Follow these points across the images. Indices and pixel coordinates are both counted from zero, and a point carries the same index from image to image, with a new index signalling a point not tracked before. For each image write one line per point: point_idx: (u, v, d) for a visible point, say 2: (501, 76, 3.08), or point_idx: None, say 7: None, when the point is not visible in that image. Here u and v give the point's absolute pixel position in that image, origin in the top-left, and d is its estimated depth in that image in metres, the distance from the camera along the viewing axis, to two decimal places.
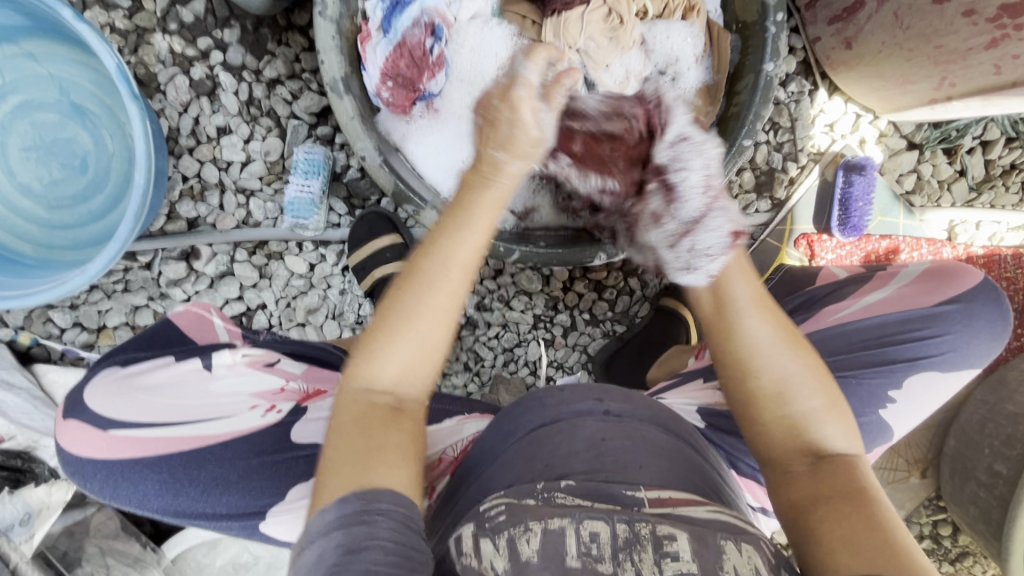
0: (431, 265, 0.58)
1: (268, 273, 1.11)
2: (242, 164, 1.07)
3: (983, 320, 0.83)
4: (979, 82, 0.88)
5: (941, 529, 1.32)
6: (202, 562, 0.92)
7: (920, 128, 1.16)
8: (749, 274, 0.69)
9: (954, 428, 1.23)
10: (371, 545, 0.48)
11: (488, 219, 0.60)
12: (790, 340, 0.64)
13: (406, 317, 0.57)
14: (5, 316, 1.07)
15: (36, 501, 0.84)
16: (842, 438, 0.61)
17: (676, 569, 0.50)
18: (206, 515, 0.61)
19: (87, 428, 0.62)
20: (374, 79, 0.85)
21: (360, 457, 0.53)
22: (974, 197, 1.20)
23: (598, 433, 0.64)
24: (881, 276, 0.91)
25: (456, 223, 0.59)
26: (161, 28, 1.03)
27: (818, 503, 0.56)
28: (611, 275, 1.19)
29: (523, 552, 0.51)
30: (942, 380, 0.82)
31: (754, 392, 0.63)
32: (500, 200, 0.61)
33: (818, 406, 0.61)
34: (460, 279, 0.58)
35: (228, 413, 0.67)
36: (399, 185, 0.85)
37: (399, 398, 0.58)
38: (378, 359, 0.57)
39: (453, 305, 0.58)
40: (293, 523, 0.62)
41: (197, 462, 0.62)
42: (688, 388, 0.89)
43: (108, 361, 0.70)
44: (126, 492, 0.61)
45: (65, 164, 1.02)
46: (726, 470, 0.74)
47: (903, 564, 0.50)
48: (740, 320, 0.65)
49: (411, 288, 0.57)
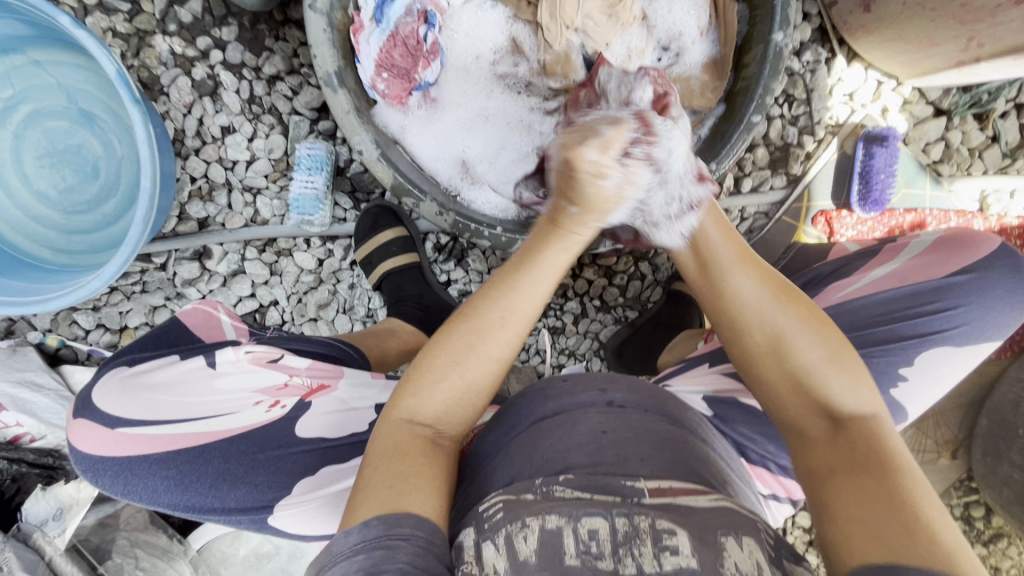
0: (484, 317, 0.62)
1: (278, 270, 1.12)
2: (247, 163, 1.08)
3: (1001, 291, 0.79)
4: (1009, 40, 0.81)
5: (974, 510, 1.28)
6: (227, 552, 0.95)
7: (948, 94, 1.09)
8: (725, 229, 0.71)
9: (987, 408, 1.18)
10: (390, 569, 0.48)
11: (553, 274, 0.64)
12: (783, 295, 0.65)
13: (461, 357, 0.61)
14: (34, 320, 1.11)
15: (68, 496, 0.87)
16: (851, 393, 0.60)
17: (675, 563, 0.49)
18: (217, 510, 0.62)
19: (96, 426, 0.62)
20: (369, 70, 0.83)
21: (389, 487, 0.54)
22: (1008, 164, 1.13)
23: (599, 425, 0.63)
24: (890, 249, 0.88)
25: (517, 276, 0.63)
26: (161, 30, 1.03)
27: (835, 471, 0.56)
28: (622, 259, 1.16)
29: (522, 552, 0.50)
30: (955, 357, 0.78)
31: (753, 355, 0.65)
32: (570, 249, 0.65)
33: (817, 359, 0.62)
34: (516, 332, 0.62)
35: (232, 410, 0.68)
36: (397, 177, 0.82)
37: (439, 432, 0.61)
38: (422, 394, 0.61)
39: (504, 355, 0.62)
40: (298, 516, 0.63)
41: (205, 458, 0.63)
42: (691, 374, 0.87)
43: (115, 362, 0.70)
44: (136, 487, 0.62)
45: (78, 170, 1.04)
46: (732, 458, 0.72)
47: (917, 529, 0.49)
48: (725, 279, 0.68)
49: (469, 329, 0.61)
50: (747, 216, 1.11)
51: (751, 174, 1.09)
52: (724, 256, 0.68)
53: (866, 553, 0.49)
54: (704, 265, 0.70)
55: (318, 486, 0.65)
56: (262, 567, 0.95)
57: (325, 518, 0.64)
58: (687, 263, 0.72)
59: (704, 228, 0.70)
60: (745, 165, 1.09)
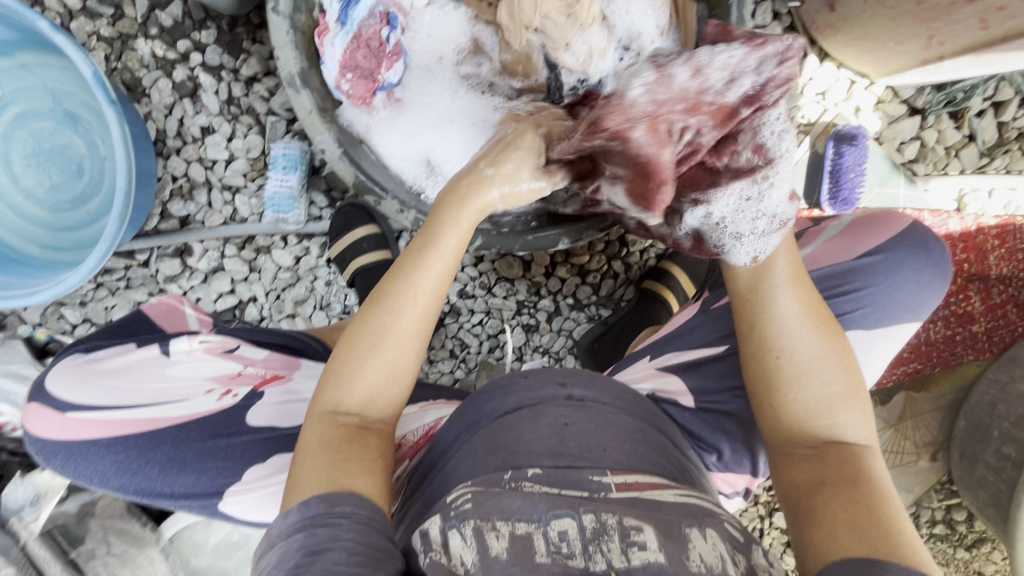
0: (393, 291, 0.64)
1: (257, 267, 1.15)
2: (227, 162, 1.11)
3: (908, 270, 0.80)
4: (968, 39, 0.81)
5: (956, 514, 1.25)
6: (198, 541, 0.97)
7: (922, 92, 1.09)
8: (793, 253, 0.71)
9: (965, 409, 1.16)
10: (335, 546, 0.53)
11: (455, 244, 0.66)
12: (822, 327, 0.68)
13: (377, 342, 0.62)
14: (23, 314, 1.14)
15: (43, 482, 0.90)
16: (856, 426, 0.65)
17: (643, 557, 0.51)
18: (166, 494, 0.67)
19: (47, 411, 0.67)
20: (333, 72, 0.84)
21: (328, 470, 0.58)
22: (986, 163, 1.12)
23: (561, 417, 0.65)
24: (808, 233, 0.88)
25: (416, 253, 0.65)
26: (143, 34, 1.06)
27: (819, 481, 0.61)
28: (595, 258, 1.17)
29: (493, 548, 0.52)
30: (873, 337, 0.80)
31: (780, 375, 0.67)
32: (470, 220, 0.67)
33: (835, 391, 0.66)
34: (427, 302, 0.64)
35: (183, 398, 0.72)
36: (358, 176, 0.87)
37: (366, 418, 0.62)
38: (343, 385, 0.62)
39: (419, 333, 0.64)
40: (249, 503, 0.68)
41: (152, 444, 0.68)
42: (634, 367, 0.88)
43: (73, 348, 0.75)
44: (87, 470, 0.67)
45: (63, 170, 1.08)
46: (688, 449, 0.75)
47: (903, 550, 0.54)
48: (768, 301, 0.69)
49: (382, 312, 0.63)
50: None
51: None
52: (781, 274, 0.69)
53: (852, 550, 0.54)
54: (755, 280, 0.70)
55: (269, 473, 0.69)
56: (232, 556, 0.98)
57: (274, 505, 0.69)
58: (738, 281, 0.71)
59: (774, 255, 0.70)
60: None
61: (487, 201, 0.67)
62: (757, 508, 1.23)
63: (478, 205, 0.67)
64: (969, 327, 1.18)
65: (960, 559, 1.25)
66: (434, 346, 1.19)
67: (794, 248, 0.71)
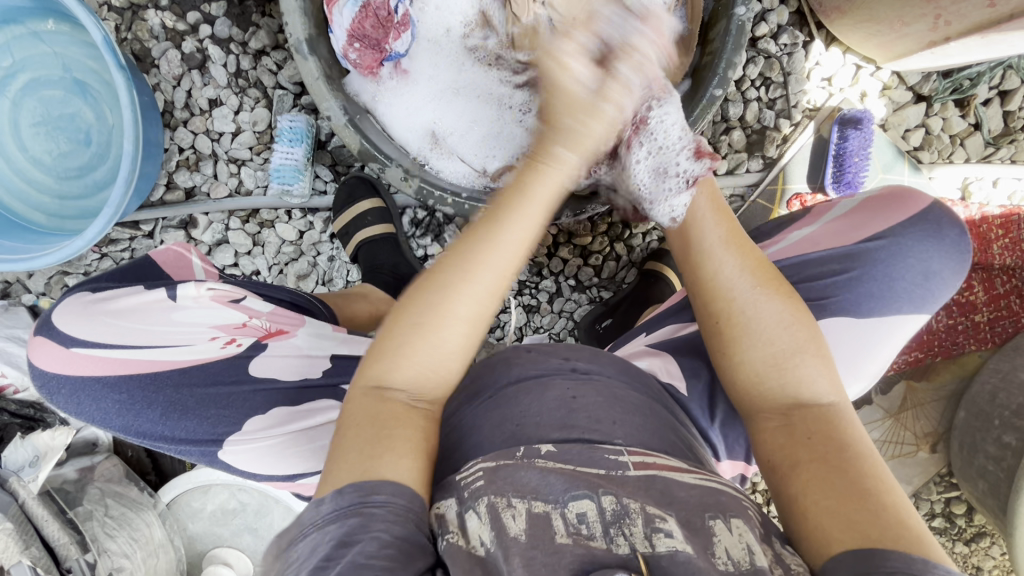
0: (455, 273, 0.58)
1: (261, 241, 1.15)
2: (233, 135, 1.11)
3: (916, 259, 0.79)
4: (975, 19, 0.82)
5: (955, 507, 1.24)
6: (194, 506, 1.01)
7: (929, 79, 1.08)
8: (721, 211, 0.73)
9: (965, 400, 1.16)
10: (366, 537, 0.50)
11: (522, 236, 0.59)
12: (763, 280, 0.67)
13: (426, 321, 0.58)
14: (28, 282, 1.14)
15: (42, 443, 0.91)
16: (820, 383, 0.63)
17: (669, 545, 0.49)
18: (167, 437, 0.69)
19: (53, 344, 0.68)
20: (341, 40, 0.85)
21: (365, 452, 0.55)
22: (991, 152, 1.12)
23: (568, 390, 0.64)
24: (817, 210, 0.89)
25: (486, 224, 0.59)
26: (153, 5, 1.07)
27: (796, 458, 0.59)
28: (597, 240, 1.16)
29: (510, 529, 0.50)
30: (879, 326, 0.79)
31: (726, 334, 0.66)
32: (542, 209, 0.59)
33: (785, 347, 0.64)
34: (488, 287, 0.58)
35: (186, 343, 0.72)
36: (363, 144, 0.85)
37: (415, 396, 0.59)
38: (392, 360, 0.59)
39: (478, 314, 0.59)
40: (249, 454, 0.70)
41: (156, 385, 0.69)
42: (633, 345, 0.89)
43: (81, 287, 0.76)
44: (90, 409, 0.68)
45: (71, 138, 1.09)
46: (688, 423, 0.74)
47: (884, 517, 0.52)
48: (709, 258, 0.69)
49: (428, 288, 0.59)
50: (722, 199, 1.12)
51: (727, 156, 1.09)
52: (712, 236, 0.70)
53: (841, 537, 0.51)
54: (686, 247, 0.72)
55: (269, 426, 0.70)
56: (228, 522, 1.01)
57: (272, 457, 0.70)
58: (673, 240, 0.74)
59: (698, 208, 0.72)
60: (721, 146, 1.09)
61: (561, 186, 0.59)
62: (755, 496, 1.23)
63: (549, 190, 0.59)
64: (970, 317, 1.17)
65: (958, 552, 1.25)
66: None
67: (717, 199, 0.74)
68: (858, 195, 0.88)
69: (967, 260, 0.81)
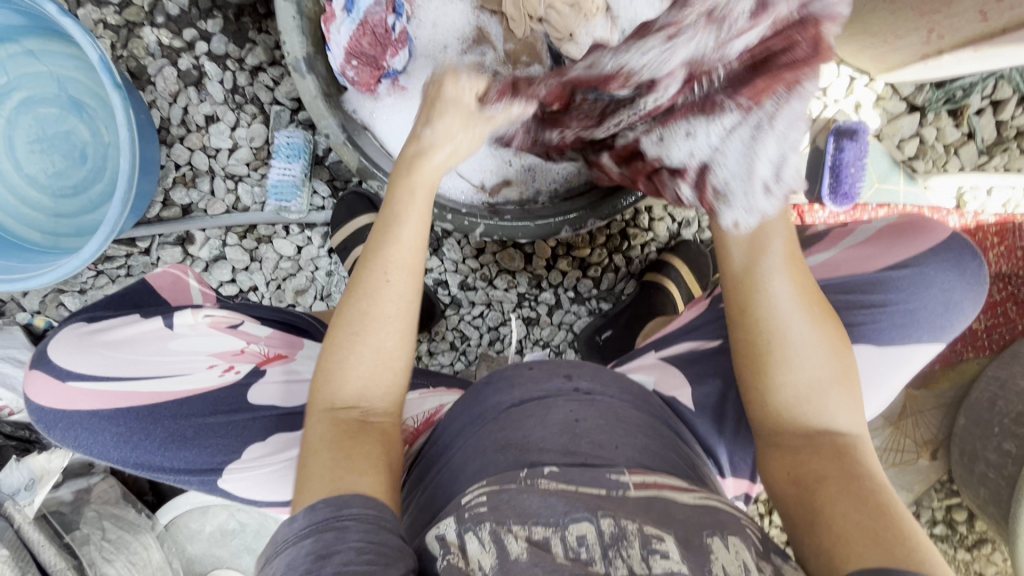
0: (372, 273, 0.61)
1: (259, 256, 1.15)
2: (230, 151, 1.11)
3: (938, 288, 0.79)
4: (967, 33, 0.83)
5: (956, 514, 1.24)
6: (193, 527, 1.00)
7: (921, 89, 1.10)
8: (789, 230, 0.66)
9: (964, 407, 1.16)
10: (344, 548, 0.48)
11: (413, 232, 0.63)
12: (814, 305, 0.64)
13: (361, 327, 0.60)
14: (22, 301, 1.13)
15: (39, 465, 0.89)
16: (845, 412, 0.62)
17: (664, 567, 0.47)
18: (166, 468, 0.67)
19: (49, 378, 0.68)
20: (339, 58, 0.84)
21: (334, 468, 0.55)
22: (985, 161, 1.13)
23: (572, 414, 0.64)
24: (836, 235, 0.90)
25: (383, 228, 0.63)
26: (149, 22, 1.07)
27: (817, 480, 0.58)
28: (596, 251, 1.17)
29: (512, 550, 0.49)
30: (894, 353, 0.80)
31: (773, 359, 0.63)
32: (426, 203, 0.65)
33: (823, 376, 0.62)
34: (400, 286, 0.61)
35: (184, 372, 0.72)
36: (362, 162, 0.87)
37: (366, 411, 0.60)
38: (336, 378, 0.60)
39: (401, 311, 0.61)
40: (246, 481, 0.69)
41: (155, 416, 0.68)
42: (637, 359, 0.88)
43: (76, 317, 0.76)
44: (87, 441, 0.67)
45: (67, 155, 1.08)
46: (697, 448, 0.74)
47: (901, 539, 0.51)
48: (762, 279, 0.64)
49: (360, 297, 0.61)
50: None
51: None
52: (776, 254, 0.64)
53: (868, 557, 0.50)
54: (745, 261, 0.65)
55: (267, 453, 0.70)
56: (228, 543, 1.01)
57: (271, 485, 0.69)
58: (732, 259, 0.66)
59: (768, 227, 0.65)
60: None
61: (433, 172, 0.66)
62: (757, 506, 1.22)
63: (426, 180, 0.65)
64: (968, 325, 1.17)
65: (960, 560, 1.24)
66: (434, 337, 1.18)
67: (789, 226, 0.66)
68: (877, 222, 0.88)
69: (984, 292, 0.81)
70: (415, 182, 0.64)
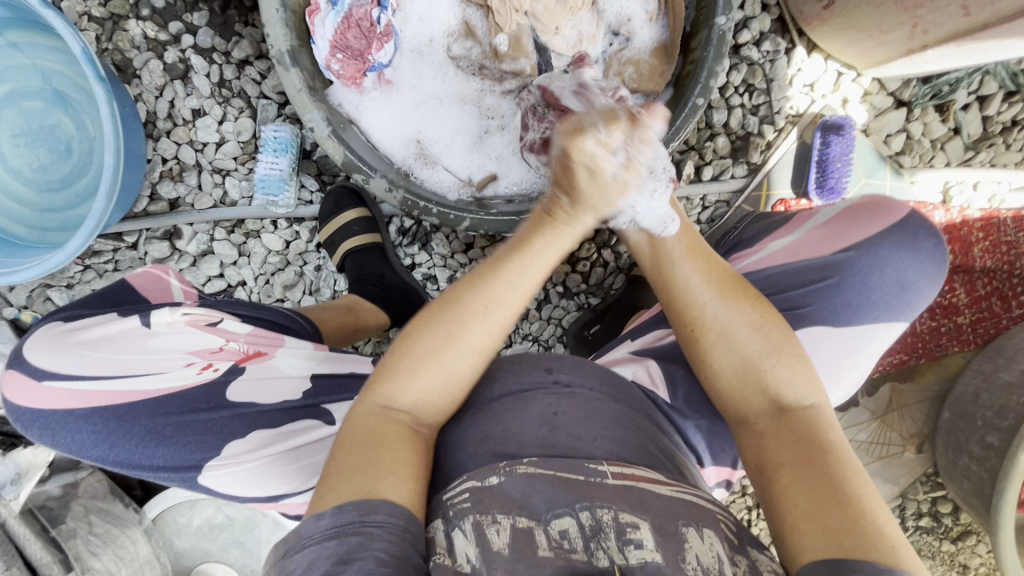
0: (469, 305, 0.59)
1: (246, 251, 1.14)
2: (217, 145, 1.11)
3: (893, 267, 0.80)
4: (951, 28, 0.84)
5: (941, 506, 1.25)
6: (181, 521, 1.01)
7: (908, 85, 1.10)
8: (685, 228, 0.73)
9: (950, 400, 1.17)
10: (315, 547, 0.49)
11: (542, 266, 0.60)
12: (729, 288, 0.67)
13: (440, 348, 0.59)
14: (8, 296, 1.13)
15: (24, 460, 0.89)
16: (798, 388, 0.63)
17: (640, 557, 0.49)
18: (144, 466, 0.68)
19: (23, 379, 0.67)
20: (323, 51, 0.85)
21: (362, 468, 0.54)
22: (971, 156, 1.14)
23: (550, 407, 0.64)
24: (799, 218, 0.90)
25: (494, 275, 0.60)
26: (134, 15, 1.06)
27: (776, 464, 0.59)
28: (585, 246, 1.16)
29: (494, 544, 0.50)
30: (855, 334, 0.81)
31: (702, 345, 0.67)
32: (561, 242, 0.60)
33: (757, 353, 0.64)
34: (499, 322, 0.60)
35: (161, 370, 0.72)
36: (347, 155, 0.84)
37: (416, 418, 0.61)
38: (399, 380, 0.60)
39: (486, 346, 0.61)
40: (228, 477, 0.69)
41: (131, 415, 0.68)
42: (615, 351, 0.90)
43: (56, 315, 0.75)
44: (65, 440, 0.67)
45: (52, 150, 1.08)
46: (673, 434, 0.75)
47: (855, 524, 0.52)
48: (672, 269, 0.70)
49: (448, 318, 0.60)
50: (708, 204, 1.13)
51: (711, 162, 1.10)
52: (676, 248, 0.70)
53: (818, 546, 0.52)
54: (652, 252, 0.72)
55: (249, 448, 0.70)
56: (215, 537, 1.01)
57: (253, 479, 0.69)
58: (643, 259, 0.74)
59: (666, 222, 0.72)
60: (706, 153, 1.09)
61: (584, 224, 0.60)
62: (744, 499, 1.23)
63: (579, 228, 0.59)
64: (953, 319, 1.18)
65: (945, 551, 1.26)
66: None
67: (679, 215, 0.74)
68: (839, 203, 0.88)
69: (943, 270, 0.82)
70: (565, 237, 0.60)
